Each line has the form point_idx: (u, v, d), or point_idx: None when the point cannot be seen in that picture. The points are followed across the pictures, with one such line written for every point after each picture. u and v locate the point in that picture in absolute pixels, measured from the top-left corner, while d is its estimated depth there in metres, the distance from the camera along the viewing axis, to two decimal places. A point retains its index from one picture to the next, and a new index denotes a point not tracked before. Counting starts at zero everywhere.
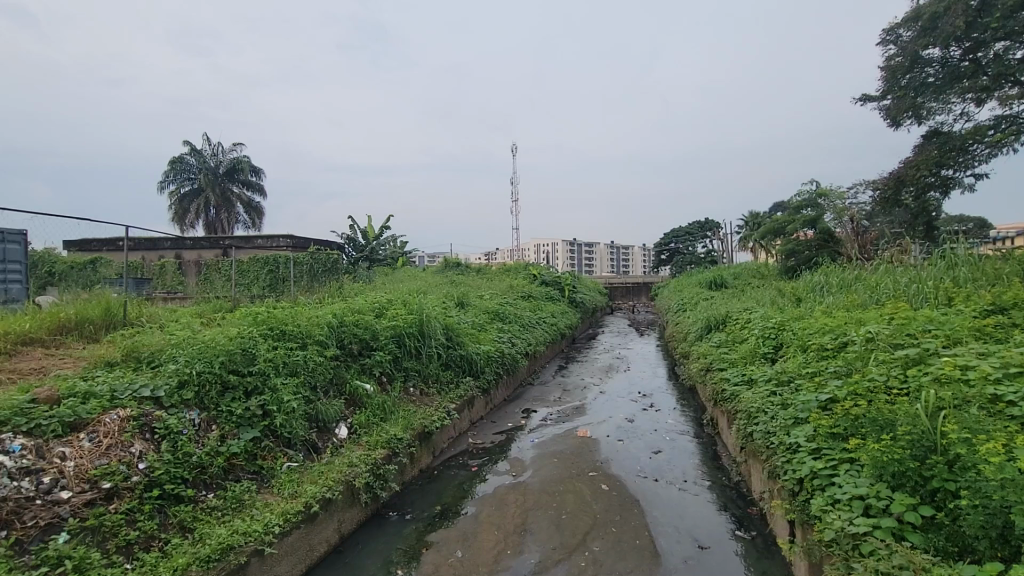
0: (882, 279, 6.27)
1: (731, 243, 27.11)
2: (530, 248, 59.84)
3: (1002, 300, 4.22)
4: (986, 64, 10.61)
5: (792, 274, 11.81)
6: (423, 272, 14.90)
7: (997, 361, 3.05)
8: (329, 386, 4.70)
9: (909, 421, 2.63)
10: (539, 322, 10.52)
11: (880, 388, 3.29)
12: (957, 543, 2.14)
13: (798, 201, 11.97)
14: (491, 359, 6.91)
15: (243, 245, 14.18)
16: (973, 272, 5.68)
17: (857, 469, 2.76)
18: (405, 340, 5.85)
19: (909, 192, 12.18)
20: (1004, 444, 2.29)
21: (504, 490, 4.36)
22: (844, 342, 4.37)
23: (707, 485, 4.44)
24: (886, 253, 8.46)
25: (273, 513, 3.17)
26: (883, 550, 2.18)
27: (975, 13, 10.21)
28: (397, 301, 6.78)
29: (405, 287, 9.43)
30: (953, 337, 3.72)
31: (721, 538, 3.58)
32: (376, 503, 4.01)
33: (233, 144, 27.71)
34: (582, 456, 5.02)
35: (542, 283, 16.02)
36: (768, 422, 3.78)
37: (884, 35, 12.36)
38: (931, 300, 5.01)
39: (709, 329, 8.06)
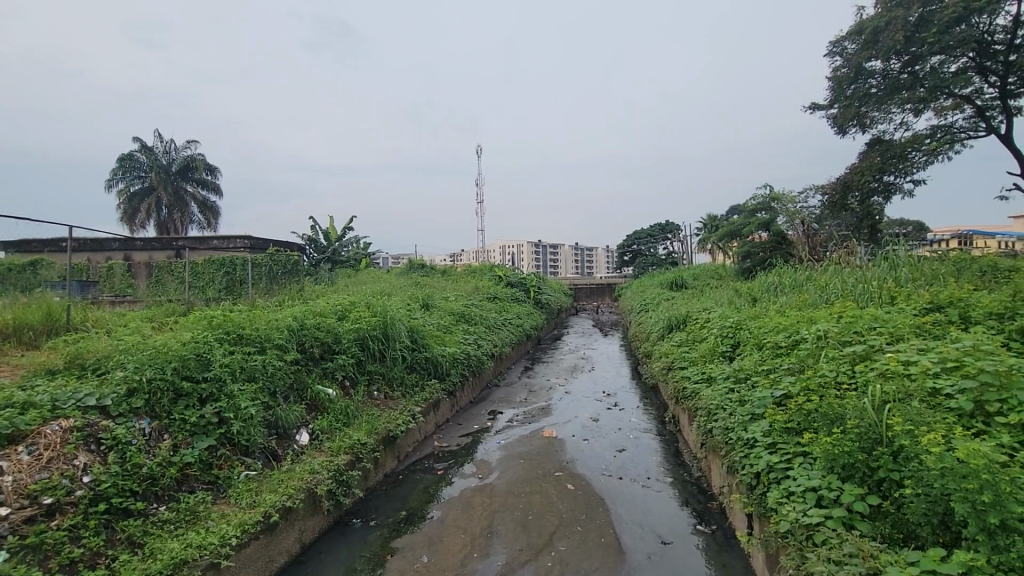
0: (830, 280, 6.55)
1: (691, 244, 27.83)
2: (495, 249, 59.65)
3: (940, 299, 4.47)
4: (923, 77, 11.28)
5: (748, 275, 12.20)
6: (385, 274, 14.69)
7: (936, 356, 3.23)
8: (289, 391, 4.57)
9: (857, 414, 2.75)
10: (505, 324, 10.52)
11: (831, 383, 3.43)
12: (902, 530, 2.25)
13: (753, 204, 12.31)
14: (457, 360, 6.87)
15: (198, 246, 13.66)
16: (913, 272, 6.00)
17: (809, 462, 2.88)
18: (368, 343, 5.75)
19: (855, 196, 12.79)
20: (943, 435, 2.42)
21: (470, 493, 4.35)
22: (796, 339, 4.54)
23: (669, 481, 4.54)
24: (834, 255, 8.87)
25: (230, 525, 3.06)
26: (834, 540, 2.28)
27: (914, 28, 10.82)
28: (360, 303, 6.67)
29: (368, 289, 9.33)
30: (896, 334, 3.92)
31: (683, 533, 3.67)
32: (338, 511, 3.93)
33: (188, 141, 26.67)
34: (548, 456, 5.06)
35: (507, 284, 16.06)
36: (726, 418, 3.89)
37: (831, 46, 12.82)
38: (876, 299, 5.27)
39: (670, 328, 8.25)
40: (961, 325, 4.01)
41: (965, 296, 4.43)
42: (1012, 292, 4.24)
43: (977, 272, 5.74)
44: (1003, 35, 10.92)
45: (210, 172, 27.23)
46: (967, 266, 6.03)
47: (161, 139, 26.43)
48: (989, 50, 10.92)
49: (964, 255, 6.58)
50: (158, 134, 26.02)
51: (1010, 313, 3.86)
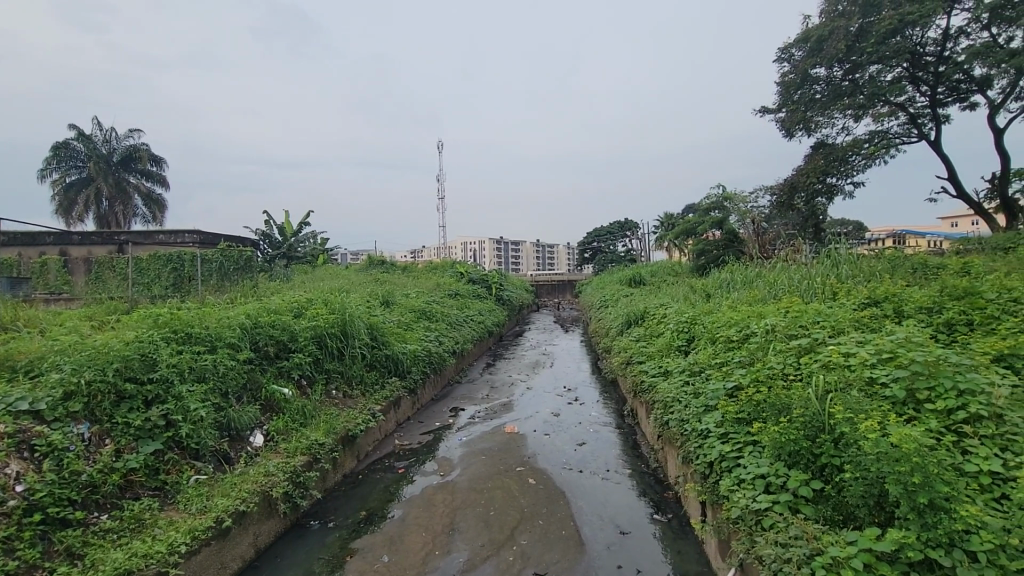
0: (778, 277, 6.85)
1: (649, 241, 28.58)
2: (457, 245, 59.34)
3: (877, 294, 4.74)
4: (863, 84, 11.95)
5: (702, 272, 12.65)
6: (344, 270, 14.38)
7: (872, 347, 3.43)
8: (243, 392, 4.42)
9: (802, 404, 2.89)
10: (466, 320, 10.48)
11: (778, 374, 3.60)
12: (842, 512, 2.39)
13: (707, 204, 12.59)
14: (418, 358, 6.80)
15: (142, 241, 12.95)
16: (853, 269, 6.35)
17: (758, 450, 3.01)
18: (327, 341, 5.62)
19: (800, 197, 13.42)
20: (878, 421, 2.59)
21: (431, 490, 4.32)
22: (747, 333, 4.73)
23: (628, 473, 4.65)
24: (782, 252, 9.26)
25: (178, 531, 2.93)
26: (781, 523, 2.40)
27: (854, 37, 11.45)
28: (318, 300, 6.49)
29: (326, 285, 9.11)
30: (838, 327, 4.15)
31: (641, 523, 3.77)
32: (295, 513, 3.82)
33: (130, 130, 25.23)
34: (510, 451, 5.08)
35: (469, 281, 15.99)
36: (682, 411, 4.01)
37: (779, 53, 13.37)
38: (819, 295, 5.56)
39: (629, 323, 8.44)
40: (895, 318, 4.28)
41: (898, 291, 4.72)
42: (939, 287, 4.55)
43: (910, 268, 6.13)
44: (933, 47, 11.71)
45: (155, 163, 25.86)
46: (901, 263, 6.42)
47: (100, 127, 24.87)
48: (921, 61, 11.70)
49: (897, 253, 7.02)
50: (96, 121, 24.50)
51: (937, 306, 4.15)
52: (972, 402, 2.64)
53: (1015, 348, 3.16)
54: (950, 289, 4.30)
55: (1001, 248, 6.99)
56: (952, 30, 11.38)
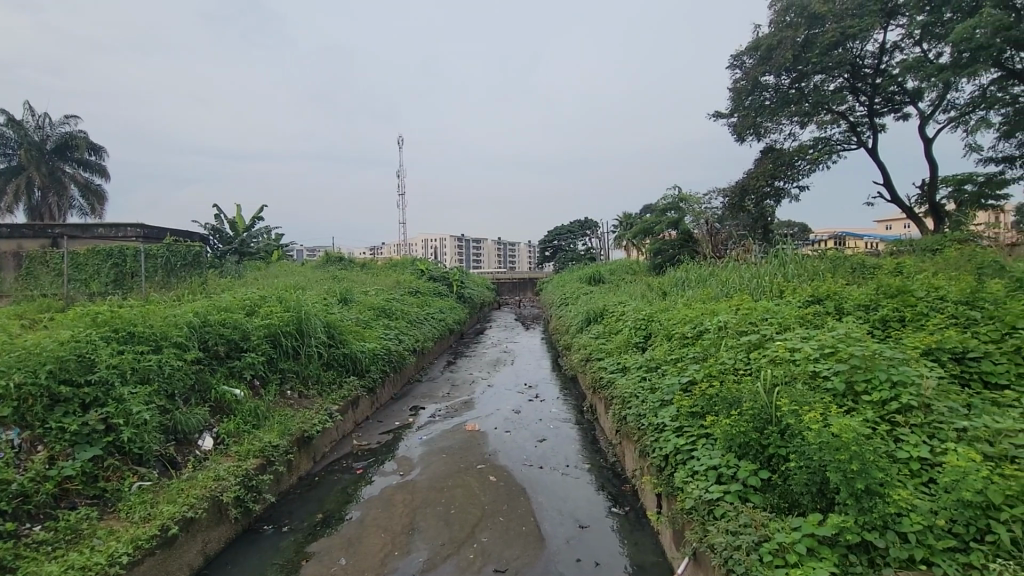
0: (730, 275, 7.11)
1: (608, 239, 29.15)
2: (418, 242, 58.62)
3: (820, 292, 5.00)
4: (808, 93, 12.57)
5: (659, 271, 12.87)
6: (300, 267, 13.95)
7: (815, 343, 3.62)
8: (190, 393, 4.22)
9: (751, 398, 3.02)
10: (427, 318, 10.38)
11: (730, 369, 3.75)
12: (788, 500, 2.50)
13: (663, 204, 13.14)
14: (377, 356, 6.68)
15: (79, 235, 12.14)
16: (798, 269, 6.67)
17: (711, 443, 3.12)
18: (281, 340, 5.44)
19: (751, 199, 13.96)
20: (821, 412, 2.73)
21: (391, 490, 4.26)
22: (700, 330, 4.90)
23: (587, 468, 4.73)
24: (733, 253, 9.61)
25: (119, 541, 2.78)
26: (731, 512, 2.51)
27: (801, 48, 11.99)
28: (272, 298, 6.28)
29: (280, 283, 8.81)
30: (784, 324, 4.36)
31: (600, 516, 3.84)
32: (247, 518, 3.69)
33: (65, 116, 23.64)
34: (470, 449, 5.07)
35: (430, 279, 15.84)
36: (639, 406, 4.11)
37: (731, 60, 13.86)
38: (767, 293, 5.81)
39: (588, 321, 8.58)
40: (836, 315, 4.51)
41: (839, 290, 4.98)
42: (875, 285, 4.83)
43: (849, 268, 6.48)
44: (871, 60, 12.42)
45: (93, 152, 24.33)
46: (841, 263, 6.78)
47: (31, 112, 23.17)
48: (860, 73, 12.41)
49: (838, 254, 7.41)
50: (27, 106, 22.84)
51: (873, 304, 4.40)
52: (904, 393, 2.83)
53: (940, 342, 3.41)
54: (885, 288, 4.58)
55: (929, 250, 7.49)
56: (888, 45, 12.10)
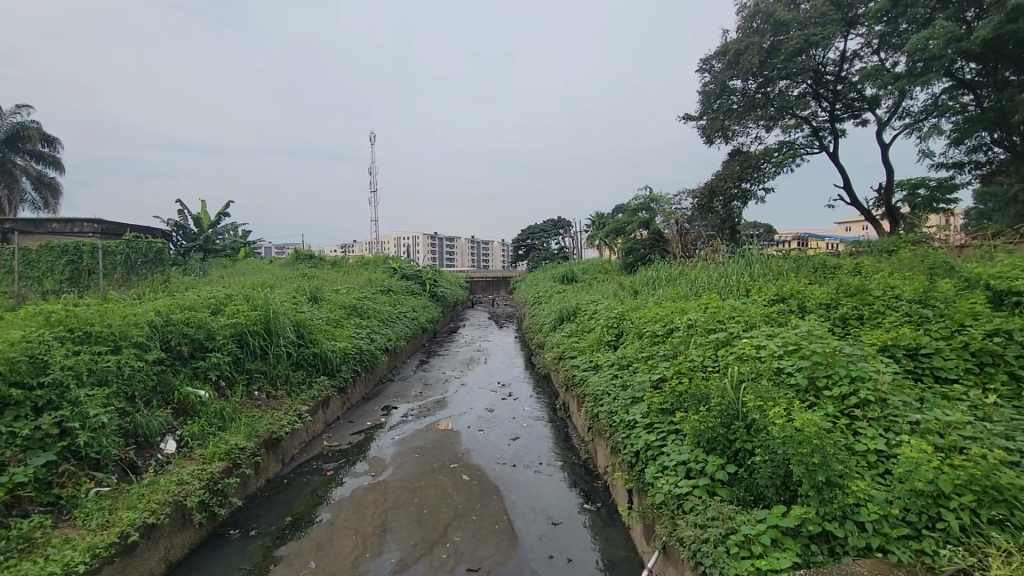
0: (698, 274, 7.27)
1: (581, 238, 29.44)
2: (391, 240, 57.94)
3: (784, 291, 5.15)
4: (774, 97, 12.95)
5: (630, 270, 13.14)
6: (268, 265, 13.61)
7: (779, 340, 3.73)
8: (152, 395, 4.08)
9: (719, 394, 3.09)
10: (399, 317, 10.28)
11: (698, 366, 3.83)
12: (753, 493, 2.57)
13: (635, 204, 13.30)
14: (348, 356, 6.58)
15: (30, 230, 11.54)
16: (764, 268, 6.86)
17: (680, 439, 3.18)
18: (248, 339, 5.31)
19: (719, 200, 14.29)
20: (785, 407, 2.82)
21: (362, 492, 4.21)
22: (670, 328, 4.99)
23: (560, 465, 4.76)
24: (702, 253, 9.81)
25: (76, 550, 2.66)
26: (700, 506, 2.56)
27: (767, 53, 12.33)
28: (238, 296, 6.12)
29: (248, 281, 8.57)
30: (750, 322, 4.49)
31: (572, 512, 3.88)
32: (212, 523, 3.59)
33: (16, 105, 22.46)
34: (443, 449, 5.04)
35: (402, 277, 15.67)
36: (611, 403, 4.16)
37: (700, 64, 14.15)
38: (734, 292, 5.96)
39: (561, 319, 8.63)
40: (799, 313, 4.67)
41: (802, 288, 5.15)
42: (835, 285, 5.01)
43: (811, 268, 6.71)
44: (833, 67, 12.86)
45: (47, 144, 23.19)
46: (804, 263, 7.01)
47: None
48: (823, 79, 12.84)
49: (801, 254, 7.65)
50: None
51: (833, 302, 4.57)
52: (862, 388, 2.95)
53: (896, 340, 3.56)
54: (844, 287, 4.75)
55: (886, 250, 7.82)
56: (848, 53, 12.55)
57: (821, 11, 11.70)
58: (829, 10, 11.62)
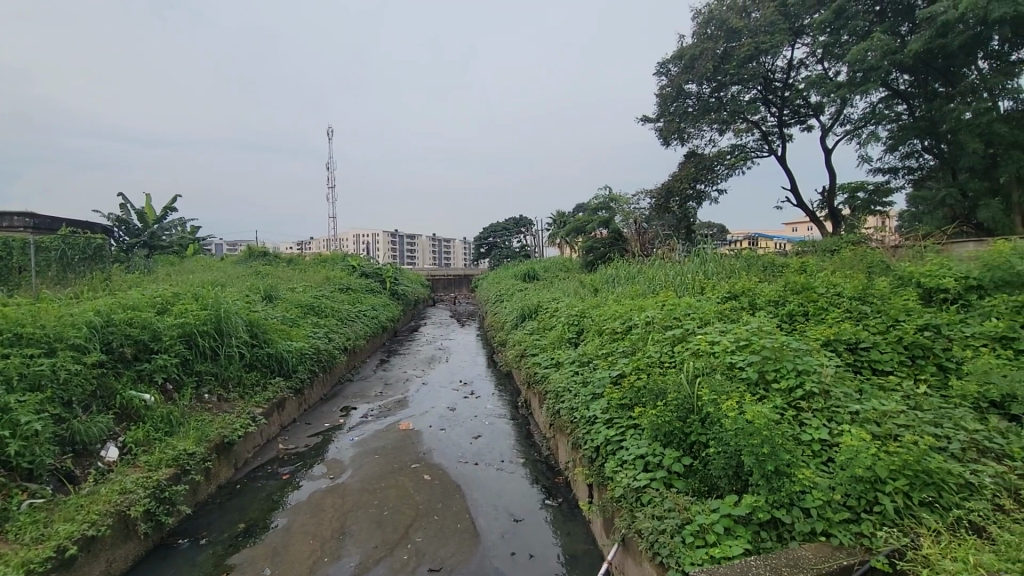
0: (656, 273, 7.44)
1: (543, 237, 29.69)
2: (349, 237, 56.67)
3: (736, 289, 5.34)
4: (726, 102, 13.43)
5: (591, 269, 13.35)
6: (218, 262, 13.03)
7: (731, 336, 3.87)
8: (91, 401, 3.85)
9: (675, 389, 3.18)
10: (359, 316, 10.07)
11: (656, 362, 3.93)
12: (707, 484, 2.67)
13: (594, 204, 13.34)
14: (305, 356, 6.40)
15: None
16: (718, 267, 7.10)
17: (639, 433, 3.26)
18: (197, 340, 5.08)
19: (675, 200, 14.68)
20: (737, 400, 2.93)
21: (320, 495, 4.11)
22: (629, 325, 5.10)
23: (521, 462, 4.79)
24: (659, 251, 10.05)
25: (6, 566, 2.48)
26: (657, 498, 2.63)
27: (720, 59, 12.75)
28: (186, 295, 5.85)
29: (197, 279, 8.21)
30: (705, 318, 4.64)
31: (534, 509, 3.91)
32: (159, 533, 3.42)
33: None
34: (404, 449, 4.98)
35: (361, 275, 15.35)
36: (572, 400, 4.21)
37: (658, 67, 14.49)
38: (690, 289, 6.14)
39: (523, 317, 8.68)
40: (750, 310, 4.86)
41: (752, 286, 5.36)
42: (783, 283, 5.24)
43: (761, 266, 6.99)
44: (781, 75, 13.43)
45: None
46: (755, 262, 7.29)
47: None
48: (772, 86, 13.40)
49: (752, 253, 7.95)
50: None
51: (781, 299, 4.78)
52: (807, 380, 3.11)
53: (837, 334, 3.76)
54: (791, 285, 4.97)
55: (829, 250, 8.24)
56: (795, 61, 13.14)
57: (770, 20, 12.22)
58: (777, 20, 12.15)
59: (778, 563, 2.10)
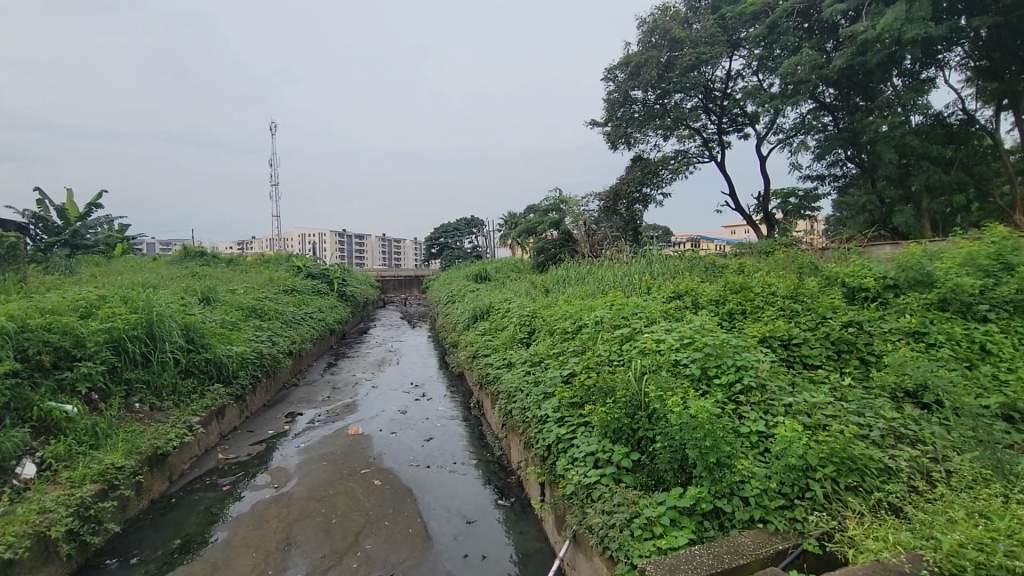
0: (604, 274, 7.62)
1: (494, 238, 29.74)
2: (295, 236, 54.69)
3: (680, 288, 5.56)
4: (670, 109, 13.93)
5: (541, 269, 13.49)
6: (148, 262, 12.23)
7: (675, 334, 4.02)
8: (4, 414, 3.53)
9: (624, 386, 3.27)
10: (304, 318, 9.73)
11: (605, 360, 4.02)
12: (654, 478, 2.76)
13: (545, 205, 13.70)
14: (246, 360, 6.12)
15: None
16: (663, 267, 7.35)
17: (589, 430, 3.33)
18: (126, 346, 4.76)
19: (623, 203, 15.06)
20: (681, 396, 3.04)
21: (264, 505, 3.94)
22: (579, 324, 5.19)
23: (474, 464, 4.77)
24: (607, 252, 10.30)
25: None
26: (607, 493, 2.69)
27: (664, 67, 13.17)
28: (114, 298, 5.47)
29: (125, 281, 7.70)
30: (651, 317, 4.80)
31: (486, 510, 3.91)
32: (84, 554, 3.18)
33: None
34: (353, 454, 4.85)
35: (307, 276, 14.86)
36: (523, 399, 4.25)
37: (606, 73, 14.83)
38: (637, 289, 6.33)
39: (475, 318, 8.67)
40: (692, 309, 5.05)
41: (695, 286, 5.58)
42: (723, 283, 5.48)
43: (703, 267, 7.30)
44: (721, 84, 14.06)
45: None
46: (697, 262, 7.61)
47: None
48: (712, 95, 14.01)
49: (694, 254, 8.30)
50: None
51: (721, 298, 5.01)
52: (745, 375, 3.28)
53: (772, 331, 3.97)
54: (730, 284, 5.21)
55: (763, 252, 8.72)
56: (733, 72, 13.80)
57: (710, 32, 12.78)
58: (717, 32, 12.72)
59: (720, 551, 2.19)
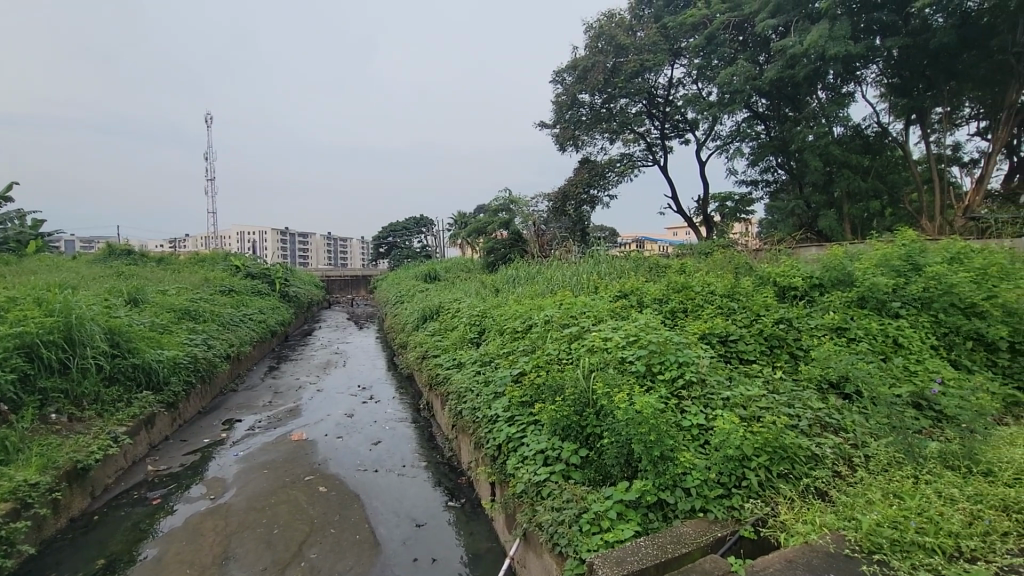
0: (553, 273, 7.72)
1: (444, 238, 29.50)
2: (233, 235, 52.06)
3: (626, 287, 5.72)
4: (616, 113, 14.28)
5: (492, 269, 13.50)
6: (67, 261, 11.26)
7: (621, 332, 4.13)
8: None
9: (572, 384, 3.33)
10: (244, 319, 9.29)
11: (554, 359, 4.07)
12: (602, 473, 2.82)
13: (495, 205, 13.75)
14: (179, 365, 5.77)
15: None
16: (609, 267, 7.54)
17: (538, 428, 3.36)
18: (41, 352, 4.38)
19: (571, 203, 15.30)
20: (628, 392, 3.12)
21: (199, 517, 3.73)
22: (529, 324, 5.23)
23: (423, 466, 4.71)
24: (556, 252, 10.44)
25: None
26: (557, 491, 2.73)
27: (610, 73, 13.47)
28: (24, 299, 5.01)
29: (38, 281, 7.07)
30: (598, 316, 4.90)
31: (435, 512, 3.87)
32: None
33: None
34: (296, 461, 4.68)
35: (247, 276, 14.19)
36: (473, 399, 4.24)
37: (554, 75, 15.03)
38: (585, 288, 6.46)
39: (424, 318, 8.56)
40: (638, 307, 5.21)
41: (640, 285, 5.74)
42: (666, 282, 5.68)
43: (647, 267, 7.54)
44: (664, 91, 14.55)
45: None
46: (641, 262, 7.85)
47: None
48: (655, 101, 14.47)
49: (639, 255, 8.56)
50: None
51: (664, 297, 5.19)
52: (687, 371, 3.42)
53: (711, 328, 4.17)
54: (673, 284, 5.40)
55: (704, 253, 9.11)
56: (674, 79, 14.32)
57: (653, 40, 13.20)
58: (659, 40, 13.17)
59: (664, 541, 2.28)
